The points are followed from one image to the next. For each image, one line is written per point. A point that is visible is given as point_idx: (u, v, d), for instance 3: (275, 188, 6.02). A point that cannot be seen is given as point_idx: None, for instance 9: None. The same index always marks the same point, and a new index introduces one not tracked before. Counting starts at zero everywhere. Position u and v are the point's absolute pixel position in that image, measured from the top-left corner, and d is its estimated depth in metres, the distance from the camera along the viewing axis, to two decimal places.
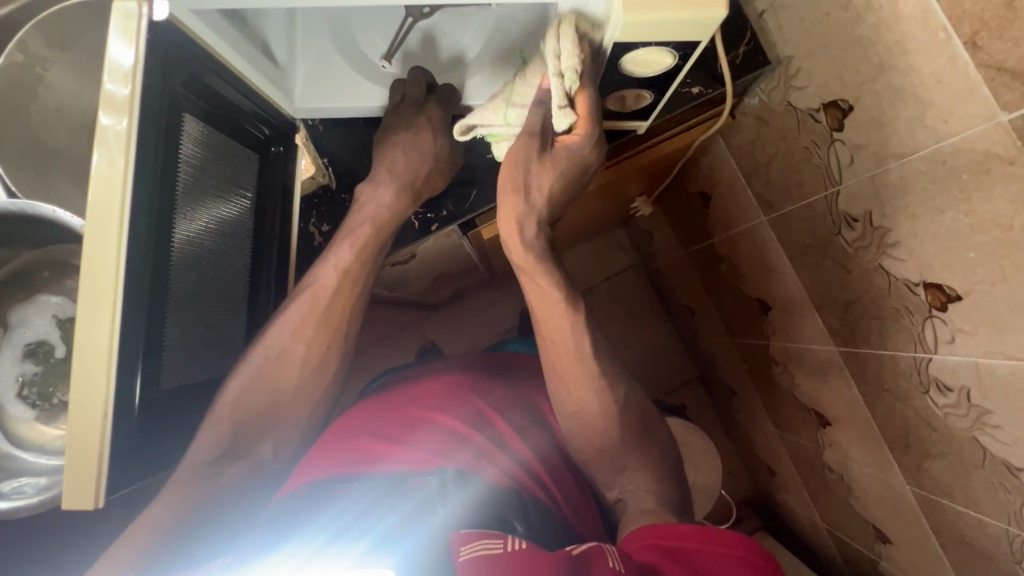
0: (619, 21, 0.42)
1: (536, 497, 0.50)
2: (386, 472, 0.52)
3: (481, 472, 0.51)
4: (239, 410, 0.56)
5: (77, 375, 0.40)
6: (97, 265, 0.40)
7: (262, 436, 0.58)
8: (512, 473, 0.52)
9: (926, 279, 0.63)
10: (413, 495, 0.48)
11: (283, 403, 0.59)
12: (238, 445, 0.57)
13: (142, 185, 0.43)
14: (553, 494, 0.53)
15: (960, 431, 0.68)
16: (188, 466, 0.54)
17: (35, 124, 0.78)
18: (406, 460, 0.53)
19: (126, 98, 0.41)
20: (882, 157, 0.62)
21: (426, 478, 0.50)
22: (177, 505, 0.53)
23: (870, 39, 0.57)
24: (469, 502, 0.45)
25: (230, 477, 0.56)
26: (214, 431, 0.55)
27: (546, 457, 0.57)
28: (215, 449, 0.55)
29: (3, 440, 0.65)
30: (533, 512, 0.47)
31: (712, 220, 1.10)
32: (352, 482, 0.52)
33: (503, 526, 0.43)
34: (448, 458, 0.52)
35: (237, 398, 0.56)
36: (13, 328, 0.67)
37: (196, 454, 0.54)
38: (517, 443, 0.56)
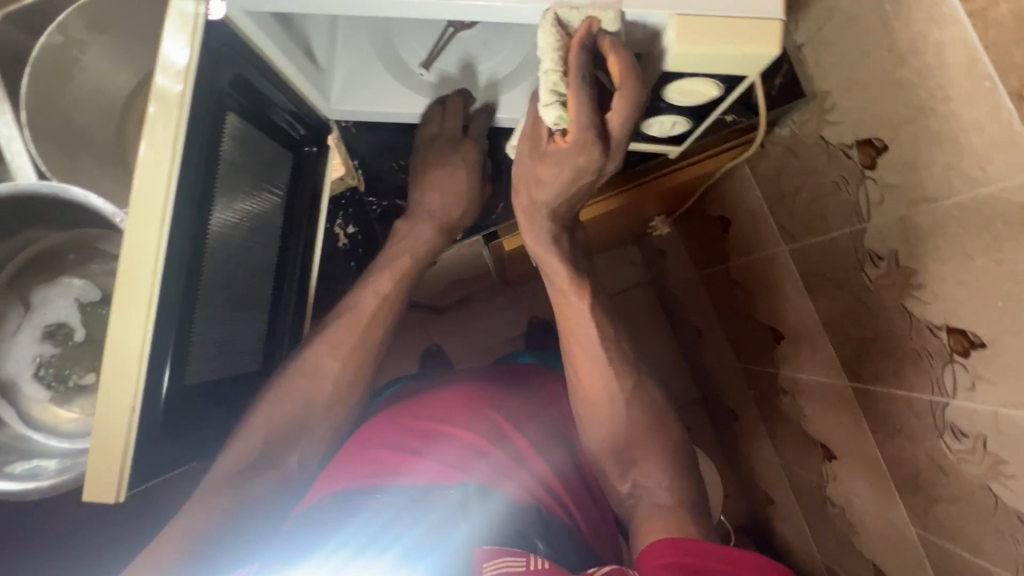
0: (672, 52, 0.42)
1: (557, 516, 0.51)
2: (405, 486, 0.53)
3: (501, 488, 0.52)
4: (271, 421, 0.58)
5: (109, 368, 0.40)
6: (137, 256, 0.40)
7: (292, 445, 0.60)
8: (531, 488, 0.53)
9: (950, 324, 0.63)
10: (436, 509, 0.50)
11: (302, 412, 0.60)
12: (267, 456, 0.58)
13: (188, 181, 0.44)
14: (571, 513, 0.53)
15: (973, 478, 0.67)
16: (219, 476, 0.56)
17: (67, 107, 0.78)
18: (424, 473, 0.54)
19: (177, 93, 0.42)
20: (914, 199, 0.62)
21: (447, 491, 0.52)
22: (209, 514, 0.54)
23: (911, 81, 0.57)
24: (490, 519, 0.48)
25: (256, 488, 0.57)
26: (245, 443, 0.57)
27: (563, 474, 0.58)
28: (243, 459, 0.57)
29: (16, 420, 0.65)
30: (553, 532, 0.49)
31: (730, 245, 1.10)
32: (373, 493, 0.53)
33: (526, 544, 0.46)
34: (467, 472, 0.53)
35: (270, 408, 0.58)
36: (36, 308, 0.68)
37: (229, 462, 0.56)
38: (535, 459, 0.57)
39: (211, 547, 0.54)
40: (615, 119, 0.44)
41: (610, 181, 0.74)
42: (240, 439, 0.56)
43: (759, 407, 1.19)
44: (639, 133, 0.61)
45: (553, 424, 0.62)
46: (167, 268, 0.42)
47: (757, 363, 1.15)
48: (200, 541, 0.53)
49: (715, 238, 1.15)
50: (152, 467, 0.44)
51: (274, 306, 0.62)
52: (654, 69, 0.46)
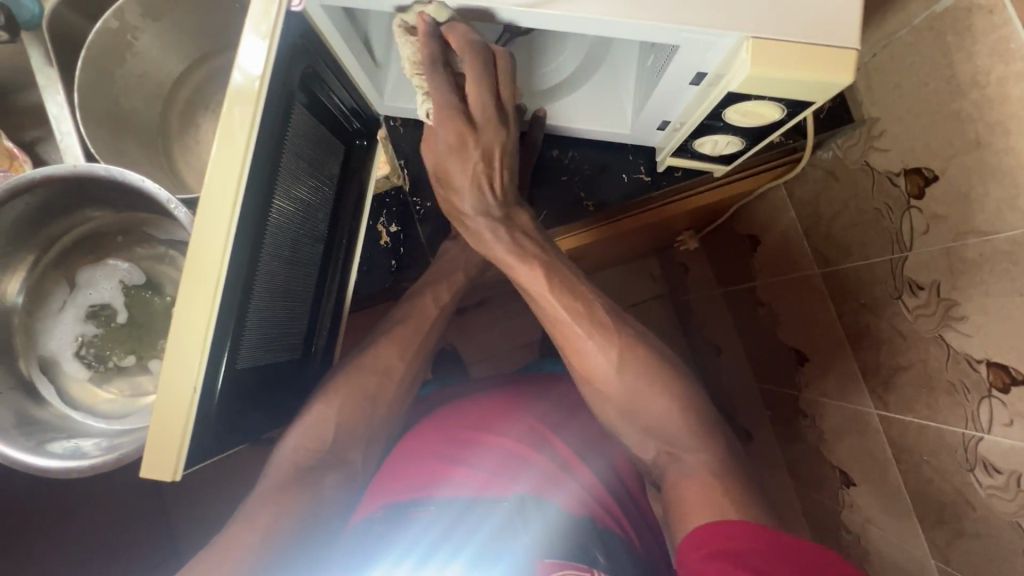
0: (744, 74, 0.42)
1: (612, 530, 0.51)
2: (450, 496, 0.52)
3: (553, 498, 0.52)
4: (327, 425, 0.59)
5: (175, 345, 0.41)
6: (206, 241, 0.41)
7: (353, 443, 0.60)
8: (582, 499, 0.53)
9: (991, 358, 0.63)
10: (491, 518, 0.50)
11: (365, 412, 0.61)
12: (335, 453, 0.58)
13: (259, 171, 0.44)
14: (623, 524, 0.54)
15: (1002, 515, 0.67)
16: (279, 477, 0.56)
17: (118, 90, 0.79)
18: (472, 481, 0.53)
19: (255, 83, 0.43)
20: (962, 231, 0.61)
21: (498, 502, 0.52)
22: (281, 510, 0.53)
23: (969, 114, 0.57)
24: (550, 529, 0.49)
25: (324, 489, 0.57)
26: (304, 438, 0.58)
27: (610, 482, 0.58)
28: (301, 457, 0.57)
29: (54, 397, 0.66)
30: (611, 546, 0.50)
31: (759, 264, 1.09)
32: (422, 504, 0.52)
33: (588, 557, 0.47)
34: (515, 480, 0.54)
35: (323, 411, 0.59)
36: (80, 287, 0.69)
37: (283, 463, 0.57)
38: (581, 467, 0.57)
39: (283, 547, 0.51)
40: (475, 97, 0.55)
41: (652, 195, 0.72)
42: (301, 428, 0.58)
43: (777, 428, 1.18)
44: (689, 150, 0.61)
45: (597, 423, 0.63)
46: (235, 250, 0.42)
47: (778, 385, 1.14)
48: (270, 538, 0.51)
49: (744, 256, 1.14)
50: (207, 447, 0.44)
51: (317, 295, 0.61)
52: (719, 88, 0.46)
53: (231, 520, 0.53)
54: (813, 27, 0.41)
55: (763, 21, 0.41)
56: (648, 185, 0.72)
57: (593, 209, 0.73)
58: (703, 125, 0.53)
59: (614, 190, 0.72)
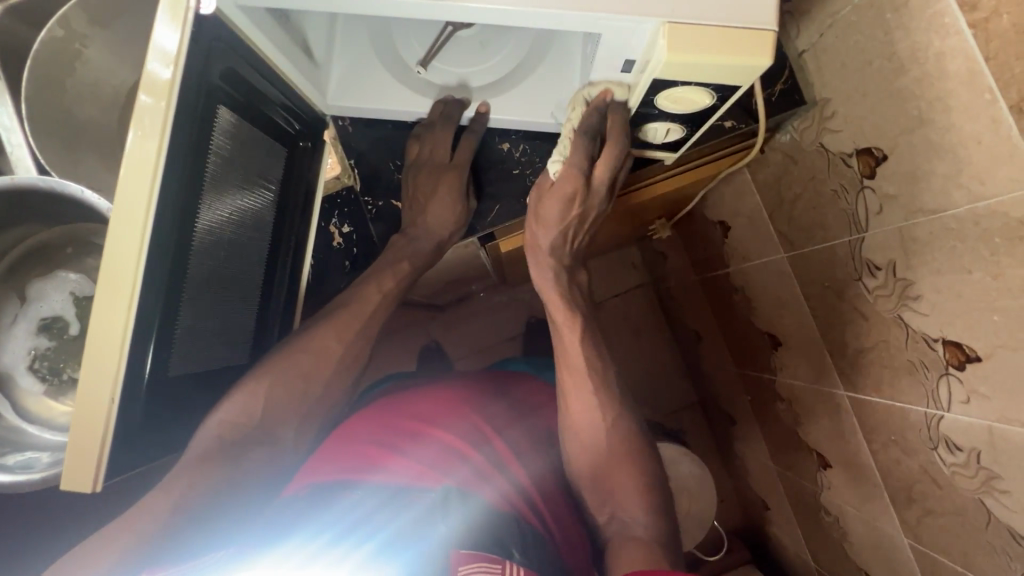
0: (662, 61, 0.41)
1: (533, 527, 0.51)
2: (380, 483, 0.52)
3: (480, 491, 0.51)
4: (260, 405, 0.57)
5: (90, 354, 0.40)
6: (117, 250, 0.40)
7: (285, 420, 0.59)
8: (510, 497, 0.52)
9: (946, 336, 0.62)
10: (415, 505, 0.49)
11: (300, 394, 0.60)
12: (262, 428, 0.57)
13: (174, 175, 0.43)
14: (546, 523, 0.53)
15: (966, 492, 0.67)
16: (198, 448, 0.52)
17: (68, 98, 0.78)
18: (405, 470, 0.54)
19: (165, 84, 0.42)
20: (912, 210, 0.61)
21: (425, 492, 0.51)
22: (198, 480, 0.52)
23: (911, 92, 0.56)
24: (472, 524, 0.45)
25: (249, 460, 0.56)
26: (236, 410, 0.55)
27: (540, 482, 0.59)
28: (229, 432, 0.55)
29: (10, 412, 0.66)
30: (530, 544, 0.47)
31: (730, 249, 1.09)
32: (353, 488, 0.52)
33: (502, 551, 0.43)
34: (447, 474, 0.54)
35: (253, 390, 0.57)
36: (32, 301, 0.69)
37: (199, 441, 0.53)
38: (514, 467, 0.57)
39: (194, 520, 0.51)
40: (601, 169, 0.59)
41: None
42: (225, 405, 0.55)
43: (756, 412, 1.18)
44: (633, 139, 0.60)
45: (538, 428, 0.64)
46: (151, 257, 0.42)
47: (754, 369, 1.14)
48: (182, 507, 0.51)
49: (716, 242, 1.14)
50: (136, 456, 0.44)
51: (263, 300, 0.61)
52: (645, 75, 0.46)
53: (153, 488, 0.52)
54: (729, 8, 0.40)
55: (678, 4, 0.40)
56: None
57: None
58: (640, 114, 0.53)
59: None
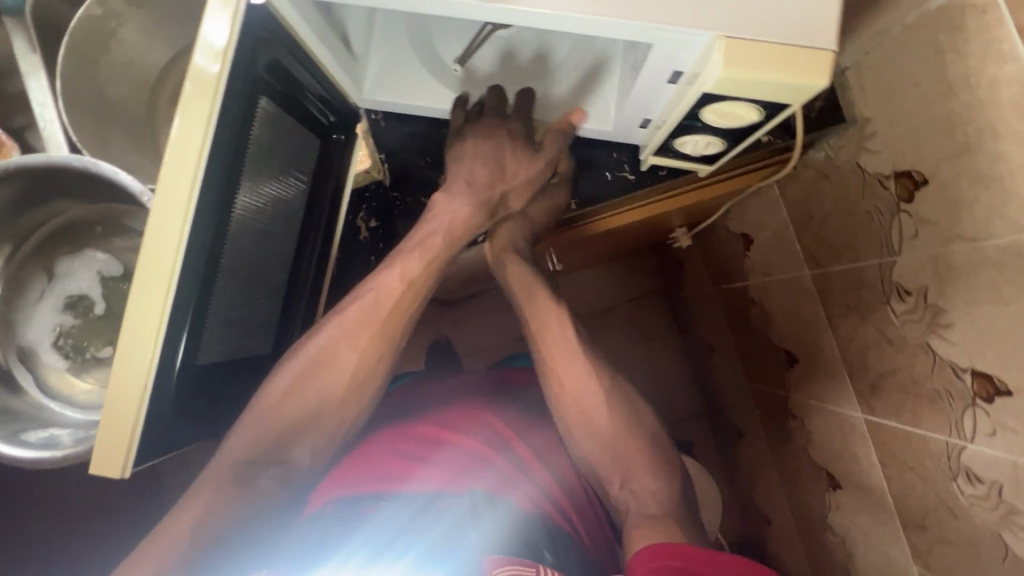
0: (716, 75, 0.41)
1: (561, 530, 0.53)
2: (411, 493, 0.53)
3: (508, 496, 0.53)
4: (281, 411, 0.55)
5: (126, 342, 0.41)
6: (158, 238, 0.41)
7: (304, 435, 0.56)
8: (536, 498, 0.54)
9: (975, 367, 0.61)
10: (449, 512, 0.51)
11: (320, 404, 0.57)
12: (278, 445, 0.55)
13: (216, 166, 0.44)
14: (575, 524, 0.55)
15: (984, 525, 0.66)
16: (224, 463, 0.53)
17: (101, 77, 0.78)
18: (433, 478, 0.55)
19: (213, 75, 0.42)
20: (950, 237, 0.60)
21: (456, 498, 0.53)
22: (216, 505, 0.51)
23: (960, 117, 0.55)
24: (501, 529, 0.50)
25: (265, 483, 0.54)
26: (252, 429, 0.54)
27: (566, 482, 0.59)
28: (247, 451, 0.54)
29: (33, 387, 0.66)
30: (560, 545, 0.51)
31: (750, 262, 1.08)
32: (379, 504, 0.52)
33: (533, 555, 0.48)
34: (473, 478, 0.55)
35: (279, 387, 0.56)
36: (59, 278, 0.69)
37: (233, 450, 0.53)
38: (538, 468, 0.59)
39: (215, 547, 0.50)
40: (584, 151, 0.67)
41: (637, 194, 0.71)
42: (241, 428, 0.54)
43: (765, 427, 1.17)
44: (672, 149, 0.59)
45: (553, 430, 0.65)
46: (190, 249, 0.42)
47: (768, 385, 1.13)
48: (202, 532, 0.50)
49: (736, 254, 1.13)
50: (164, 442, 0.44)
51: (290, 292, 0.61)
52: (694, 88, 0.45)
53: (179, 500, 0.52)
54: (788, 25, 0.39)
55: (737, 19, 0.39)
56: (633, 184, 0.71)
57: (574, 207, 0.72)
58: (682, 125, 0.52)
59: (598, 188, 0.71)
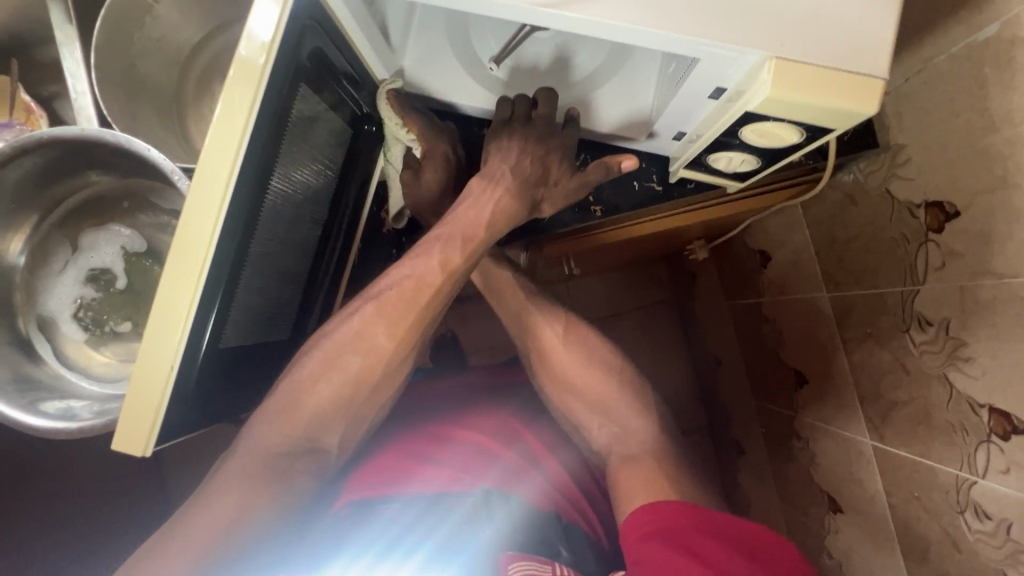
0: (763, 95, 0.40)
1: (576, 524, 0.56)
2: (416, 494, 0.57)
3: (516, 491, 0.57)
4: (303, 403, 0.54)
5: (157, 322, 0.41)
6: (194, 222, 0.41)
7: (330, 425, 0.55)
8: (547, 492, 0.59)
9: (994, 404, 0.61)
10: (454, 513, 0.55)
11: (350, 394, 0.56)
12: (308, 435, 0.54)
13: (254, 155, 0.44)
14: (593, 525, 0.59)
15: (989, 561, 0.65)
16: (259, 453, 0.51)
17: (134, 52, 0.78)
18: (437, 477, 0.58)
19: (259, 64, 0.42)
20: (978, 272, 0.60)
21: (462, 497, 0.56)
22: (251, 496, 0.49)
23: (999, 152, 0.55)
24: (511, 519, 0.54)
25: (298, 475, 0.52)
26: (285, 421, 0.53)
27: (576, 473, 0.64)
28: (281, 443, 0.53)
29: (49, 357, 0.67)
30: (577, 539, 0.54)
31: (767, 280, 1.07)
32: (387, 503, 0.56)
33: (549, 551, 0.51)
34: (483, 476, 0.59)
35: (313, 374, 0.55)
36: (83, 250, 0.70)
37: (264, 442, 0.52)
38: (548, 461, 0.63)
39: (248, 543, 0.47)
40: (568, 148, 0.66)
41: (662, 205, 0.71)
42: (272, 416, 0.53)
43: (767, 446, 1.17)
44: (703, 164, 0.59)
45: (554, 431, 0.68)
46: (224, 235, 0.43)
47: (775, 404, 1.13)
48: (237, 524, 0.47)
49: (752, 271, 1.12)
50: (185, 423, 0.45)
51: (313, 279, 0.62)
52: (737, 105, 0.45)
53: (190, 502, 0.48)
54: (840, 49, 0.39)
55: (791, 40, 0.39)
56: (659, 195, 0.70)
57: (599, 214, 0.72)
58: (719, 142, 0.52)
59: (624, 197, 0.71)
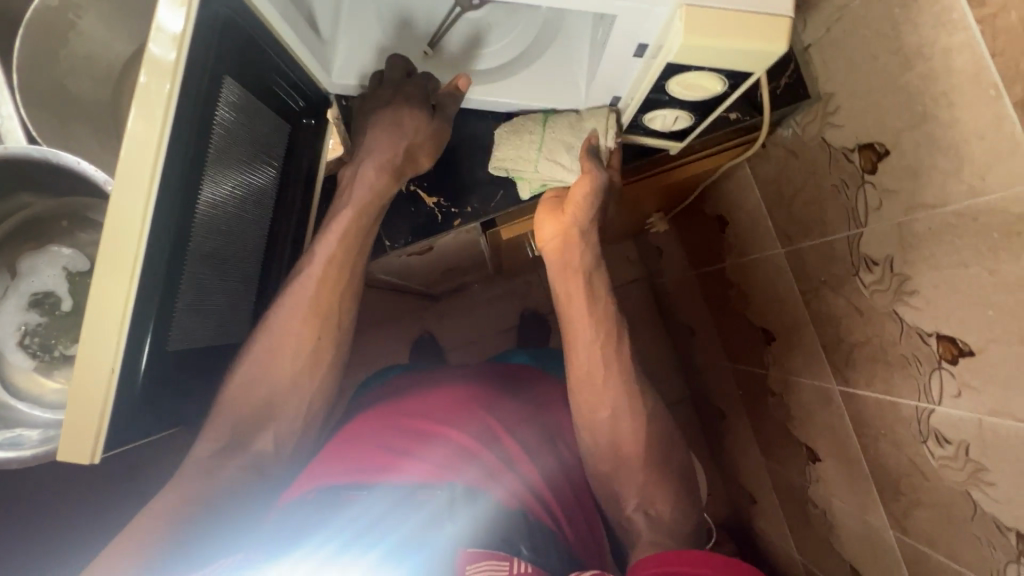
0: (677, 44, 0.42)
1: (543, 524, 0.55)
2: (395, 484, 0.56)
3: (489, 492, 0.56)
4: (241, 403, 0.58)
5: (91, 328, 0.40)
6: (121, 220, 0.40)
7: (261, 425, 0.59)
8: (521, 494, 0.57)
9: (940, 331, 0.63)
10: (427, 506, 0.54)
11: (281, 393, 0.60)
12: (240, 437, 0.57)
13: (180, 149, 0.43)
14: (559, 521, 0.58)
15: (954, 485, 0.68)
16: (198, 456, 0.56)
17: (60, 71, 0.75)
18: (418, 472, 0.58)
19: (172, 56, 0.41)
20: (912, 206, 0.62)
21: (433, 492, 0.56)
22: (188, 495, 0.54)
23: (916, 87, 0.57)
24: (476, 519, 0.53)
25: (231, 470, 0.56)
26: (216, 429, 0.56)
27: (554, 481, 0.63)
28: (216, 445, 0.56)
29: (1, 389, 0.65)
30: (539, 537, 0.53)
31: (726, 244, 1.10)
32: (363, 490, 0.56)
33: (510, 549, 0.50)
34: (455, 474, 0.58)
35: (245, 379, 0.58)
36: (23, 275, 0.67)
37: (201, 447, 0.56)
38: (524, 463, 0.62)
39: (188, 534, 0.52)
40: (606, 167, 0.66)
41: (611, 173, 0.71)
42: (212, 424, 0.56)
43: (746, 406, 1.20)
44: (641, 126, 0.61)
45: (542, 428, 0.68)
46: (154, 234, 0.42)
47: (747, 364, 1.15)
48: (177, 517, 0.52)
49: (712, 237, 1.14)
50: (134, 430, 0.44)
51: (262, 280, 0.62)
52: (658, 59, 0.46)
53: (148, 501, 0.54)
54: None
55: None
56: None
57: None
58: (649, 100, 0.53)
59: None
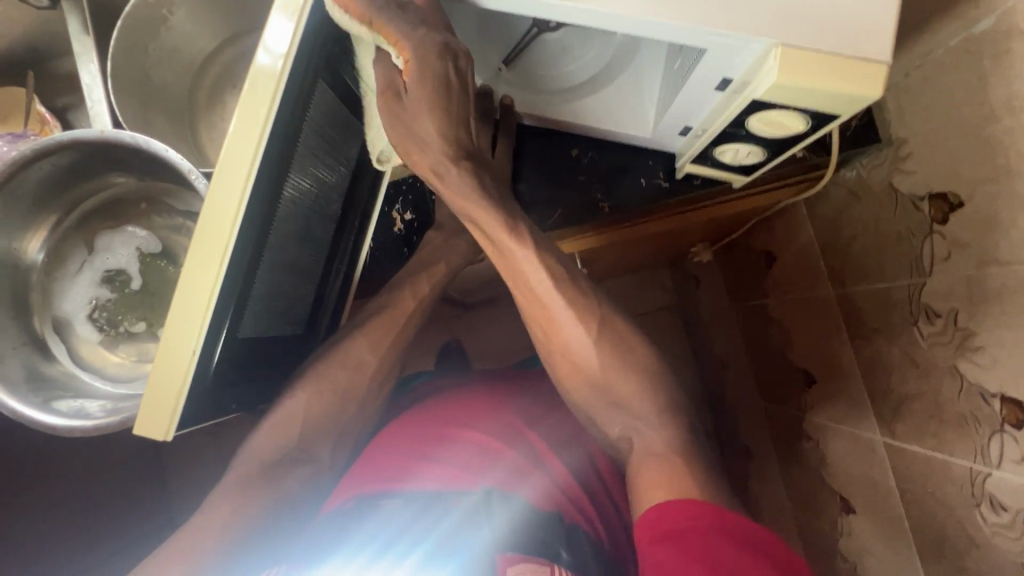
0: (770, 81, 0.42)
1: (578, 526, 0.55)
2: (417, 489, 0.57)
3: (519, 491, 0.56)
4: (299, 421, 0.63)
5: (180, 308, 0.42)
6: (218, 207, 0.43)
7: (317, 439, 0.63)
8: (551, 492, 0.57)
9: (1006, 393, 0.61)
10: (453, 512, 0.54)
11: (334, 408, 0.64)
12: (300, 447, 0.62)
13: (275, 146, 0.45)
14: (593, 521, 0.57)
15: (1006, 555, 0.64)
16: (256, 463, 0.61)
17: (149, 61, 0.78)
18: (439, 474, 0.58)
19: (279, 61, 0.44)
20: (985, 260, 0.60)
21: (463, 495, 0.56)
22: (243, 503, 0.58)
23: (1001, 140, 0.56)
24: (513, 520, 0.53)
25: (290, 481, 0.61)
26: (276, 434, 0.62)
27: (584, 475, 0.62)
28: (273, 454, 0.61)
29: (66, 356, 0.70)
30: (576, 539, 0.53)
31: (772, 280, 1.08)
32: (388, 498, 0.57)
33: (549, 553, 0.50)
34: (482, 475, 0.58)
35: (302, 402, 0.63)
36: (99, 251, 0.73)
37: (259, 455, 0.61)
38: (553, 460, 0.61)
39: (246, 538, 0.57)
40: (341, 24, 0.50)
41: (670, 201, 0.72)
42: (265, 433, 0.62)
43: (776, 448, 1.16)
44: (710, 158, 0.61)
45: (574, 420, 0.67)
46: (245, 226, 0.44)
47: (782, 404, 1.12)
48: (233, 524, 0.57)
49: (756, 272, 1.13)
50: (203, 411, 0.46)
51: (326, 275, 0.64)
52: (744, 94, 0.47)
53: (202, 504, 0.59)
54: (850, 36, 0.41)
55: (797, 28, 0.41)
56: (666, 191, 0.71)
57: (608, 211, 0.72)
58: (726, 132, 0.54)
59: (631, 194, 0.72)
